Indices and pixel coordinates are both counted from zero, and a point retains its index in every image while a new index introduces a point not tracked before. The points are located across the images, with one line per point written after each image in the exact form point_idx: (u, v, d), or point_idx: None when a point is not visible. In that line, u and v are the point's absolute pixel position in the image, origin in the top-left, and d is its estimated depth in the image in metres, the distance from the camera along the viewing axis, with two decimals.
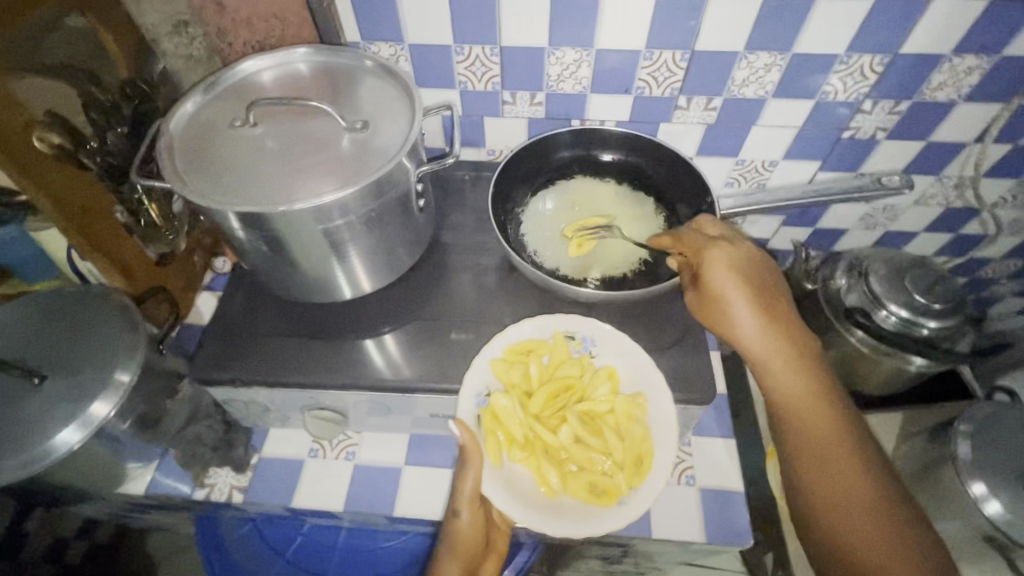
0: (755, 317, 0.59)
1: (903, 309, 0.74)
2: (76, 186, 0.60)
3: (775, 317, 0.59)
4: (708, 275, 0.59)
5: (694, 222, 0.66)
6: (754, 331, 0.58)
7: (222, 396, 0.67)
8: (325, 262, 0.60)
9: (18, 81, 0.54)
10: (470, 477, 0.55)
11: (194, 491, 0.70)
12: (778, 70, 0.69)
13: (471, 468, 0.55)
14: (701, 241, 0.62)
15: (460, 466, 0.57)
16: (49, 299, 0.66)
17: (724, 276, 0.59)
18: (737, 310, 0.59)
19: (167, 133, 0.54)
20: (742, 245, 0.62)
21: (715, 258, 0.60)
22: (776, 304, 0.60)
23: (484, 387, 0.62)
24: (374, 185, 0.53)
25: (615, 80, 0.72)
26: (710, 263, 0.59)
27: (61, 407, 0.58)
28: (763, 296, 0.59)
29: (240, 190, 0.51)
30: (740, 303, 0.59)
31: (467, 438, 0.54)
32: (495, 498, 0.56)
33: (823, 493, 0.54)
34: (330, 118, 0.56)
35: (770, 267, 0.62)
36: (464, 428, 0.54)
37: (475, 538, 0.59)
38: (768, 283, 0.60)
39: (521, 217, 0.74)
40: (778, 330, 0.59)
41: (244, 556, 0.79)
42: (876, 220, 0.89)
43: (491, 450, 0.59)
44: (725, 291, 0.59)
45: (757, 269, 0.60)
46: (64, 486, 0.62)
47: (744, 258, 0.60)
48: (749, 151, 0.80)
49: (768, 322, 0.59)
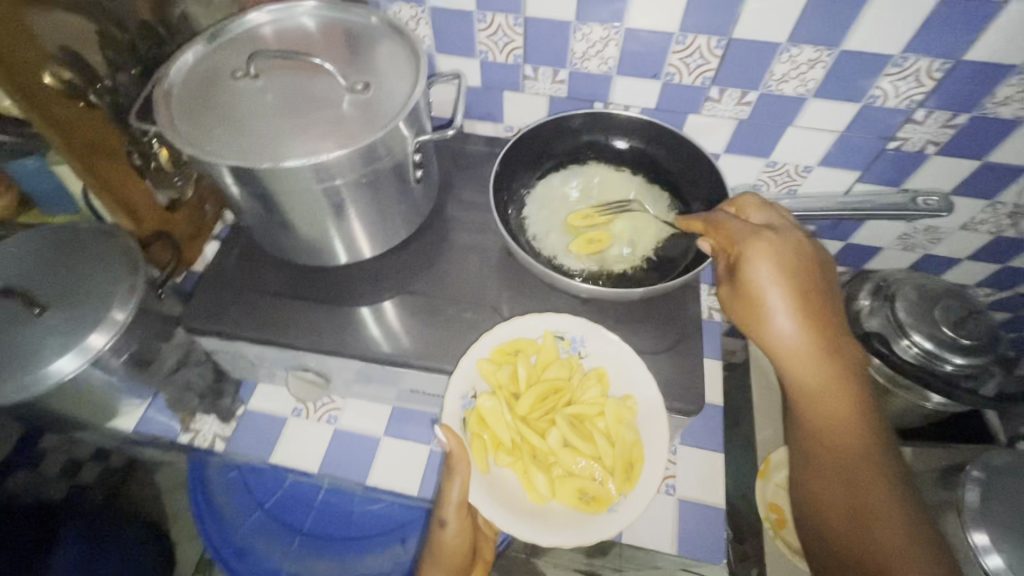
0: (795, 317, 0.55)
1: (927, 341, 0.68)
2: (85, 125, 0.61)
3: (816, 318, 0.55)
4: (750, 268, 0.55)
5: (735, 206, 0.61)
6: (791, 331, 0.55)
7: (210, 347, 0.67)
8: (319, 225, 0.59)
9: (42, 16, 0.54)
10: (456, 484, 0.54)
11: (180, 434, 0.72)
12: (823, 67, 0.63)
13: (456, 475, 0.54)
14: (745, 230, 0.57)
15: (446, 474, 0.56)
16: (59, 233, 0.68)
17: (767, 269, 0.54)
18: (776, 309, 0.55)
19: (166, 80, 0.54)
20: (790, 237, 0.57)
21: (759, 250, 0.55)
22: (819, 305, 0.56)
23: (470, 388, 0.60)
24: (368, 150, 0.51)
25: (643, 63, 0.68)
26: (755, 254, 0.55)
27: (57, 339, 0.59)
28: (806, 295, 0.55)
29: (233, 143, 0.50)
30: (780, 302, 0.55)
31: (452, 444, 0.54)
32: (482, 507, 0.55)
33: (842, 496, 0.52)
34: (331, 75, 0.55)
35: (819, 262, 0.57)
36: (451, 436, 0.53)
37: (460, 546, 0.57)
38: (814, 279, 0.56)
39: (527, 199, 0.71)
40: (817, 332, 0.55)
41: (226, 499, 0.81)
42: (915, 241, 0.83)
43: (477, 454, 0.58)
44: (766, 288, 0.55)
45: (805, 265, 0.56)
46: (57, 413, 0.64)
47: (791, 252, 0.56)
48: (782, 153, 0.74)
49: (808, 323, 0.55)
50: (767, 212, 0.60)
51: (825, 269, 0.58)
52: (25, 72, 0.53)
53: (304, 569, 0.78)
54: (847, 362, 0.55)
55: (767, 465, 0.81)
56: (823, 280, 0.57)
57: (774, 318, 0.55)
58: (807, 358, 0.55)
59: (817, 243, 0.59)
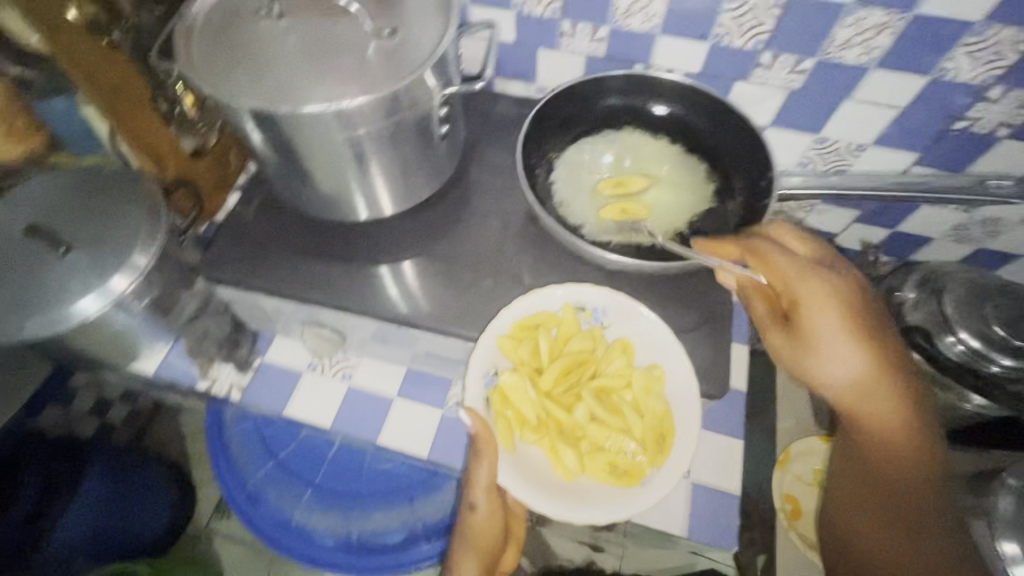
0: (859, 361, 0.55)
1: (976, 339, 0.64)
2: (108, 64, 0.59)
3: (880, 358, 0.55)
4: (810, 317, 0.54)
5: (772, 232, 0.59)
6: (852, 375, 0.55)
7: (231, 296, 0.68)
8: (341, 179, 0.57)
9: None
10: (484, 466, 0.57)
11: (199, 380, 0.73)
12: (891, 34, 0.57)
13: (484, 457, 0.57)
14: (795, 269, 0.55)
15: (476, 457, 0.58)
16: (84, 175, 0.68)
17: (823, 313, 0.54)
18: (838, 357, 0.55)
19: (189, 19, 0.52)
20: (836, 275, 0.56)
21: (819, 298, 0.54)
22: (880, 342, 0.55)
23: (492, 365, 0.59)
24: (391, 99, 0.49)
25: (691, 22, 0.63)
26: (809, 297, 0.54)
27: (80, 279, 0.60)
28: (868, 337, 0.55)
29: (253, 86, 0.48)
30: (841, 350, 0.55)
31: (477, 426, 0.56)
32: (513, 488, 0.54)
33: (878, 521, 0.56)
34: (357, 18, 0.52)
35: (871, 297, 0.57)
36: (474, 418, 0.56)
37: (491, 527, 0.62)
38: (872, 318, 0.56)
39: (555, 163, 0.68)
40: (881, 372, 0.55)
41: (241, 447, 0.82)
42: (969, 233, 0.77)
43: (502, 433, 0.56)
44: (823, 333, 0.54)
45: (860, 303, 0.55)
46: (79, 351, 0.65)
47: (849, 294, 0.55)
48: (835, 129, 0.69)
49: (873, 363, 0.55)
50: (809, 241, 0.59)
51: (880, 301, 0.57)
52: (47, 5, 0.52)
53: (315, 520, 0.80)
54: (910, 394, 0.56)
55: (786, 455, 0.80)
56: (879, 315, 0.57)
57: (835, 366, 0.55)
58: (871, 398, 0.56)
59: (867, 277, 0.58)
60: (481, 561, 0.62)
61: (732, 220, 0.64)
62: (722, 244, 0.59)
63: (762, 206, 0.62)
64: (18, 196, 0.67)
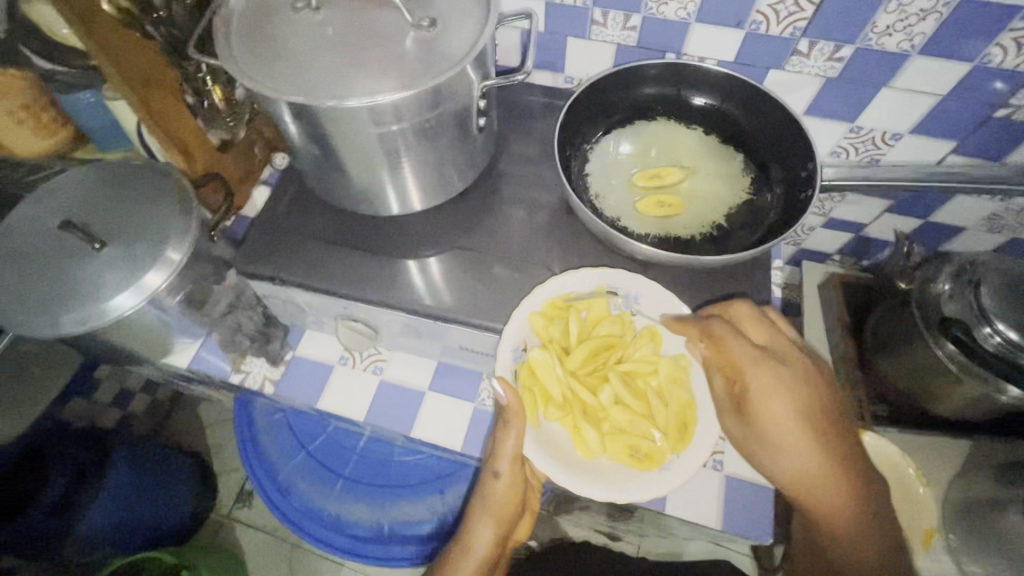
0: (811, 453, 0.53)
1: (1012, 331, 0.62)
2: (137, 57, 0.59)
3: (830, 451, 0.53)
4: (760, 406, 0.53)
5: (730, 312, 0.58)
6: (803, 468, 0.53)
7: (265, 293, 0.68)
8: (374, 173, 0.57)
9: None
10: (512, 437, 0.56)
11: (231, 373, 0.74)
12: (936, 19, 0.56)
13: (512, 428, 0.56)
14: (748, 356, 0.54)
15: (502, 426, 0.58)
16: (115, 169, 0.68)
17: (775, 405, 0.53)
18: (789, 448, 0.53)
19: (226, 10, 0.52)
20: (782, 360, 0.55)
21: (769, 388, 0.53)
22: (835, 432, 0.54)
23: (522, 340, 0.58)
24: (431, 92, 0.48)
25: (727, 9, 0.61)
26: (760, 387, 0.54)
27: (115, 275, 0.60)
28: (816, 429, 0.53)
29: (292, 78, 0.48)
30: (791, 444, 0.53)
31: (509, 397, 0.55)
32: (535, 459, 0.55)
33: None
34: (396, 9, 0.51)
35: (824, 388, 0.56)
36: (506, 387, 0.55)
37: (512, 497, 0.61)
38: (827, 411, 0.54)
39: (589, 155, 0.67)
40: (834, 467, 0.53)
41: (271, 439, 0.83)
42: (1003, 224, 0.76)
43: (529, 407, 0.57)
44: (778, 425, 0.53)
45: (811, 394, 0.54)
46: (115, 345, 0.66)
47: (798, 386, 0.54)
48: (870, 117, 0.68)
49: (826, 457, 0.53)
50: (766, 327, 0.57)
51: (831, 389, 0.56)
52: None
53: (345, 510, 0.82)
54: (863, 490, 0.54)
55: None
56: (831, 404, 0.55)
57: (787, 457, 0.53)
58: (829, 495, 0.53)
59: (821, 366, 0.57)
60: (498, 529, 0.62)
61: (771, 213, 0.63)
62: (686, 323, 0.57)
63: (805, 196, 0.61)
64: (51, 188, 0.67)
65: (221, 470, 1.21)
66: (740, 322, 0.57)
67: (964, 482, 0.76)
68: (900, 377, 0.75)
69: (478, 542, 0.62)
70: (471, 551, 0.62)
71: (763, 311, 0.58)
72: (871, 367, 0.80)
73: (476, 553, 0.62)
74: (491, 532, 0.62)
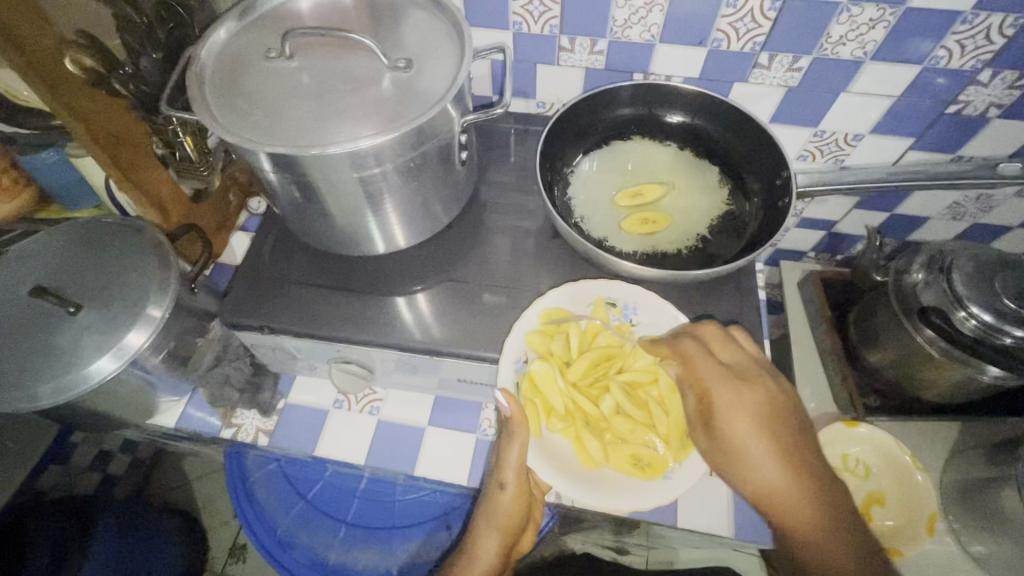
0: (777, 465, 0.52)
1: (987, 313, 0.64)
2: (102, 112, 0.58)
3: (795, 469, 0.52)
4: (722, 419, 0.53)
5: (697, 330, 0.57)
6: (770, 483, 0.52)
7: (250, 341, 0.66)
8: (357, 214, 0.56)
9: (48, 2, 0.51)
10: (516, 447, 0.56)
11: (222, 429, 0.71)
12: (884, 28, 0.59)
13: (516, 439, 0.55)
14: (715, 372, 0.54)
15: (505, 436, 0.57)
16: (84, 229, 0.66)
17: (737, 421, 0.52)
18: (756, 459, 0.52)
19: (199, 64, 0.52)
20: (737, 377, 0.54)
21: (732, 403, 0.53)
22: (793, 447, 0.53)
23: (522, 353, 0.58)
24: (412, 133, 0.49)
25: (688, 30, 0.64)
26: (722, 403, 0.53)
27: (94, 339, 0.57)
28: (775, 444, 0.53)
29: (271, 129, 0.48)
30: (752, 460, 0.52)
31: (512, 408, 0.55)
32: (539, 471, 0.55)
33: None
34: (372, 55, 0.52)
35: (786, 404, 0.55)
36: (509, 398, 0.55)
37: (518, 508, 0.59)
38: (789, 426, 0.54)
39: (569, 178, 0.69)
40: (800, 482, 0.52)
41: (267, 492, 0.81)
42: (965, 211, 0.79)
43: (531, 418, 0.57)
44: (742, 440, 0.52)
45: (769, 407, 0.54)
46: (97, 412, 0.63)
47: (751, 401, 0.54)
48: (832, 121, 0.71)
49: (789, 466, 0.52)
50: (731, 344, 0.56)
51: (791, 405, 0.55)
52: (42, 55, 0.50)
53: (350, 558, 0.79)
54: (830, 500, 0.52)
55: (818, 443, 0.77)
56: (795, 419, 0.55)
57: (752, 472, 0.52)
58: (797, 504, 0.51)
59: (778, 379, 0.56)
60: (503, 540, 0.60)
61: (750, 221, 0.66)
62: (658, 345, 0.57)
63: (782, 204, 0.63)
64: (19, 255, 0.64)
65: (211, 525, 1.16)
66: (706, 339, 0.56)
67: (957, 465, 0.78)
68: (888, 367, 0.77)
69: (484, 554, 0.59)
70: (477, 562, 0.59)
71: (729, 329, 0.57)
72: (858, 361, 0.82)
73: (481, 563, 0.59)
74: (496, 542, 0.59)
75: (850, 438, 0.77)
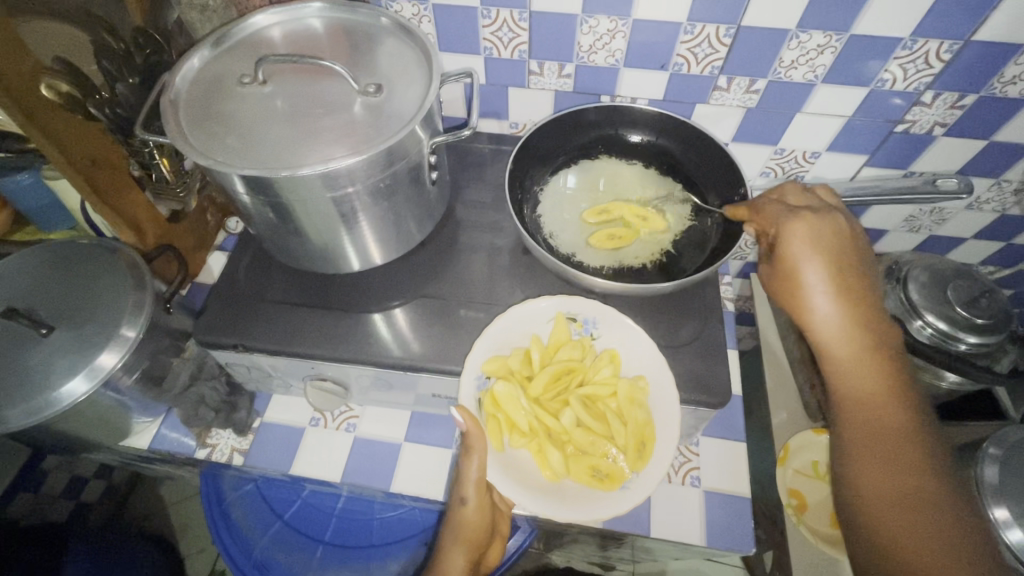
0: (840, 311, 0.53)
1: (941, 321, 0.67)
2: (79, 137, 0.58)
3: (861, 314, 0.53)
4: (795, 258, 0.54)
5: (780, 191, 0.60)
6: (836, 327, 0.53)
7: (225, 360, 0.66)
8: (330, 232, 0.57)
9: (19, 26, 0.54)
10: (474, 462, 0.56)
11: (196, 449, 0.70)
12: (832, 53, 0.63)
13: (475, 453, 0.56)
14: (789, 216, 0.55)
15: (464, 453, 0.58)
16: (57, 252, 0.66)
17: (804, 252, 0.53)
18: (822, 301, 0.53)
19: (173, 90, 0.53)
20: (837, 226, 0.55)
21: (804, 240, 0.54)
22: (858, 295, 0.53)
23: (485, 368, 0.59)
24: (382, 155, 0.50)
25: (651, 55, 0.67)
26: (788, 237, 0.54)
27: (66, 361, 0.57)
28: (858, 299, 0.53)
29: (243, 152, 0.50)
30: (830, 309, 0.53)
31: (468, 424, 0.55)
32: (499, 484, 0.55)
33: (874, 489, 0.49)
34: (344, 80, 0.54)
35: (856, 247, 0.55)
36: (466, 415, 0.55)
37: (481, 522, 0.60)
38: (858, 272, 0.54)
39: (540, 196, 0.72)
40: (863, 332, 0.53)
41: (243, 514, 0.80)
42: (921, 223, 0.83)
43: (492, 433, 0.57)
44: (810, 283, 0.54)
45: (849, 263, 0.54)
46: (68, 435, 0.62)
47: (842, 251, 0.54)
48: (790, 139, 0.74)
49: (853, 316, 0.53)
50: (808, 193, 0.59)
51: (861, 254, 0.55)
52: (22, 81, 0.51)
53: None
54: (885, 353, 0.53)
55: (786, 451, 0.78)
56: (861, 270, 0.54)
57: (818, 313, 0.54)
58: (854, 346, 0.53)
59: (858, 226, 0.56)
60: (470, 554, 0.60)
61: (712, 234, 0.68)
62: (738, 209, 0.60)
63: None
64: None
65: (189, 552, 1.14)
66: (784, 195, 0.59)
67: None
68: None
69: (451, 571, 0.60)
70: None
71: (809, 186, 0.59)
72: None
73: None
74: (463, 558, 0.60)
75: (816, 446, 0.77)
